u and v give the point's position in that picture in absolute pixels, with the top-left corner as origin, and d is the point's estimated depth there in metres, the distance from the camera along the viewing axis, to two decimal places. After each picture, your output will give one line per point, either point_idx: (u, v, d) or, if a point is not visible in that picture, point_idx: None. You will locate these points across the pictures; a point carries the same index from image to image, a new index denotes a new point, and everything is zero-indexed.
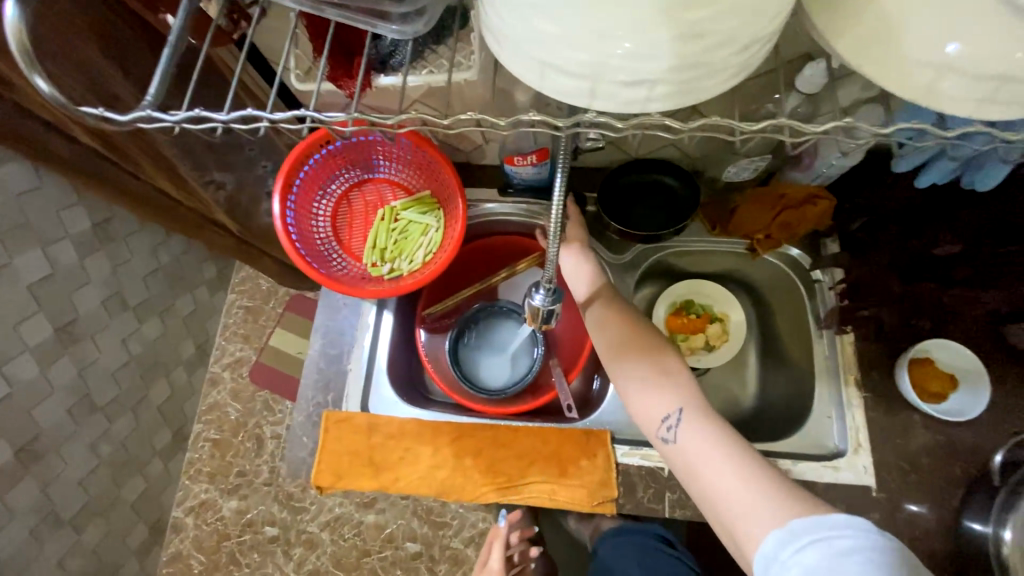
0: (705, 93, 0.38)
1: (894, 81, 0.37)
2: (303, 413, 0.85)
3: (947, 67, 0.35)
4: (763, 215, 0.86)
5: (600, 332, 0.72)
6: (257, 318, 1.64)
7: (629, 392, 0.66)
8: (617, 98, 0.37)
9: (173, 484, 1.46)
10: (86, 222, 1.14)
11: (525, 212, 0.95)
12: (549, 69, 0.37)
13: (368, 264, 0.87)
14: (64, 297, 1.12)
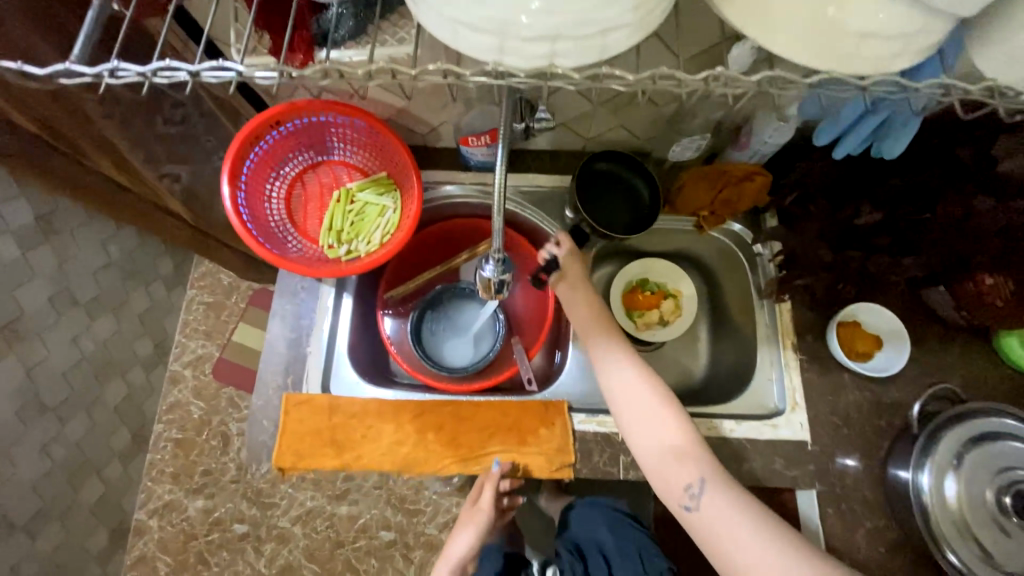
0: (614, 52, 0.41)
1: (783, 38, 0.41)
2: (262, 397, 0.85)
3: (825, 25, 0.40)
4: (706, 192, 0.91)
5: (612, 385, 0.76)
6: (219, 313, 1.61)
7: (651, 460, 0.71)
8: (523, 55, 0.41)
9: (134, 487, 1.42)
10: (28, 215, 1.09)
11: (482, 193, 0.96)
12: (460, 27, 0.40)
13: (324, 246, 0.87)
14: (6, 292, 1.06)
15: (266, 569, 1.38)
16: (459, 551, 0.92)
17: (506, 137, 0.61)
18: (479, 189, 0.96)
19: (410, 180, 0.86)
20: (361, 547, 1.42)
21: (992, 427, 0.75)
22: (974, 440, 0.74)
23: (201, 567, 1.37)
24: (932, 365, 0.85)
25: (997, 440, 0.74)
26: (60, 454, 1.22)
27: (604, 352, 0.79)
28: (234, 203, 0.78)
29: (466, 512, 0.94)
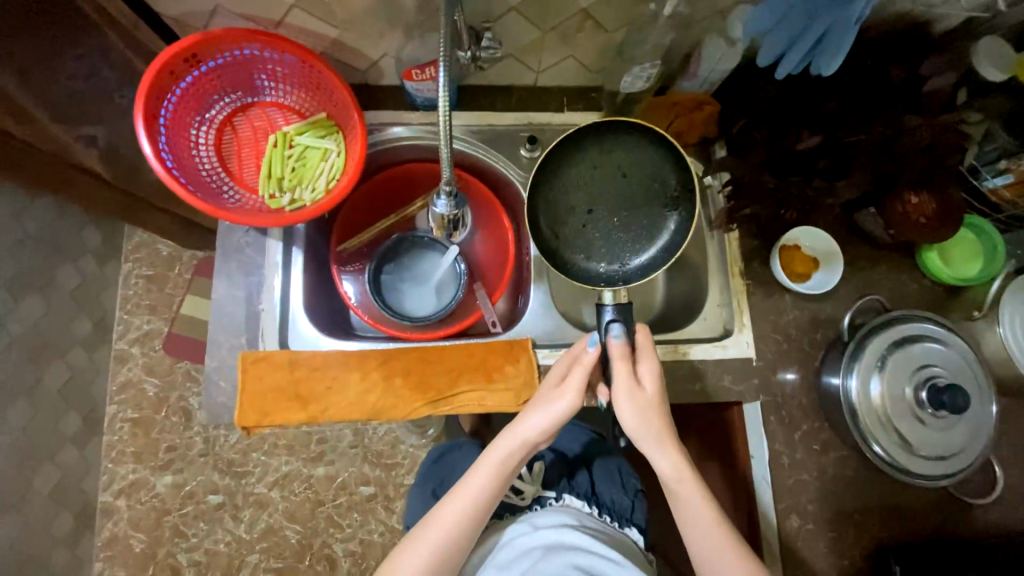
0: None
1: None
2: (216, 357, 0.82)
3: None
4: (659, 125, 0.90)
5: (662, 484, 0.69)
6: (162, 286, 1.52)
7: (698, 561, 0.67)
8: None
9: (95, 470, 1.40)
10: None
11: (433, 133, 0.92)
12: None
13: (265, 195, 0.82)
14: None
15: (246, 532, 1.43)
16: (531, 431, 0.71)
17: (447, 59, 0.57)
18: (428, 130, 0.92)
19: (352, 119, 0.80)
20: (342, 504, 1.45)
21: (912, 331, 0.83)
22: (896, 343, 0.82)
23: (178, 538, 1.41)
24: (863, 281, 0.92)
25: (916, 342, 0.82)
26: (6, 440, 1.15)
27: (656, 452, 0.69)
28: (154, 149, 0.71)
29: (549, 390, 0.74)
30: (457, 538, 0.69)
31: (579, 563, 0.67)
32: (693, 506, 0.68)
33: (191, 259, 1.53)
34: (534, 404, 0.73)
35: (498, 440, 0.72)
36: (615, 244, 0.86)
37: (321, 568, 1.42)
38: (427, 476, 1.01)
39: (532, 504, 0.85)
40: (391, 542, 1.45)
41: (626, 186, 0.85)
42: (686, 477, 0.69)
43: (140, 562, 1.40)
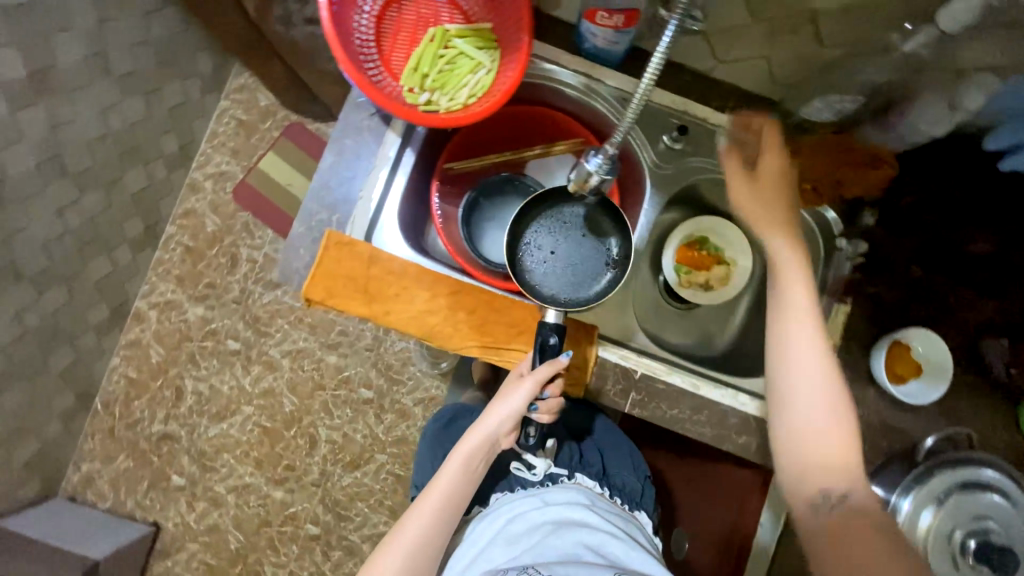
0: None
1: None
2: (304, 225, 0.84)
3: None
4: (824, 165, 0.79)
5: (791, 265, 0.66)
6: (249, 134, 1.56)
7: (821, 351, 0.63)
8: None
9: (139, 276, 1.51)
10: None
11: (583, 87, 0.86)
12: None
13: (406, 86, 0.79)
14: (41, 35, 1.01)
15: (248, 385, 1.52)
16: (497, 419, 0.75)
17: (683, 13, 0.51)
18: (581, 79, 0.86)
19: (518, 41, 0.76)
20: (340, 395, 1.52)
21: (983, 477, 0.76)
22: (965, 485, 0.76)
23: (190, 364, 1.52)
24: (954, 408, 0.85)
25: (987, 491, 0.76)
26: (74, 222, 1.23)
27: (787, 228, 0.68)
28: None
29: (514, 382, 0.77)
30: (441, 516, 0.73)
31: (589, 542, 0.71)
32: (821, 419, 0.61)
33: (285, 119, 1.56)
34: (501, 394, 0.77)
35: (472, 431, 0.76)
36: (560, 283, 0.82)
37: (302, 443, 1.51)
38: (434, 440, 1.01)
39: (545, 479, 0.85)
40: (370, 448, 1.51)
41: (582, 236, 0.83)
42: (825, 391, 0.62)
43: (151, 372, 1.51)
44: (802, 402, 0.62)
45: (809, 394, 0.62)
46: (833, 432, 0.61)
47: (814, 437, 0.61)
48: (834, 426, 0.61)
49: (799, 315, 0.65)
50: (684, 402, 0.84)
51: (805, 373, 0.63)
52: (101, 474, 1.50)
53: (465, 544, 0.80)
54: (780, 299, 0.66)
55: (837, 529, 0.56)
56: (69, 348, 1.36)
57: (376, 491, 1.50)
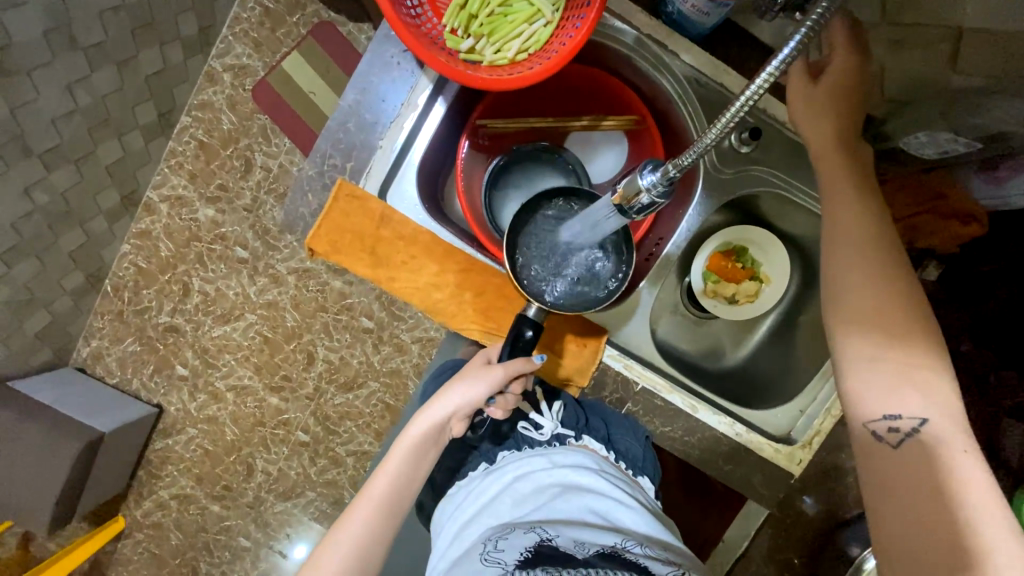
0: None
1: None
2: (315, 168, 0.78)
3: None
4: (910, 204, 0.79)
5: (867, 284, 0.59)
6: (275, 26, 1.44)
7: (900, 354, 0.57)
8: None
9: (152, 165, 1.45)
10: None
11: (653, 61, 0.75)
12: None
13: (447, 28, 0.68)
14: None
15: (253, 295, 1.52)
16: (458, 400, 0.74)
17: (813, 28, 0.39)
18: (655, 50, 0.74)
19: None
20: (340, 319, 1.51)
21: None
22: None
23: (198, 264, 1.51)
24: None
25: None
26: (85, 100, 1.16)
27: (853, 225, 0.61)
28: None
29: (478, 367, 0.74)
30: (398, 489, 0.73)
31: (596, 508, 0.69)
32: (915, 391, 0.56)
33: (315, 15, 1.43)
34: (460, 376, 0.75)
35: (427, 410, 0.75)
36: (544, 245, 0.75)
37: (300, 358, 1.54)
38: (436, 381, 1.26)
39: (551, 440, 0.81)
40: (364, 373, 1.54)
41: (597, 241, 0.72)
42: (923, 361, 0.57)
43: (160, 265, 1.51)
44: (880, 387, 0.57)
45: (902, 365, 0.57)
46: (932, 403, 0.55)
47: (905, 415, 0.56)
48: (939, 400, 0.55)
49: (867, 337, 0.58)
50: (678, 421, 0.85)
51: (894, 348, 0.57)
52: (109, 352, 1.55)
53: (468, 494, 0.78)
54: (870, 239, 0.60)
55: (952, 532, 0.50)
56: (80, 230, 1.34)
57: (365, 413, 1.55)
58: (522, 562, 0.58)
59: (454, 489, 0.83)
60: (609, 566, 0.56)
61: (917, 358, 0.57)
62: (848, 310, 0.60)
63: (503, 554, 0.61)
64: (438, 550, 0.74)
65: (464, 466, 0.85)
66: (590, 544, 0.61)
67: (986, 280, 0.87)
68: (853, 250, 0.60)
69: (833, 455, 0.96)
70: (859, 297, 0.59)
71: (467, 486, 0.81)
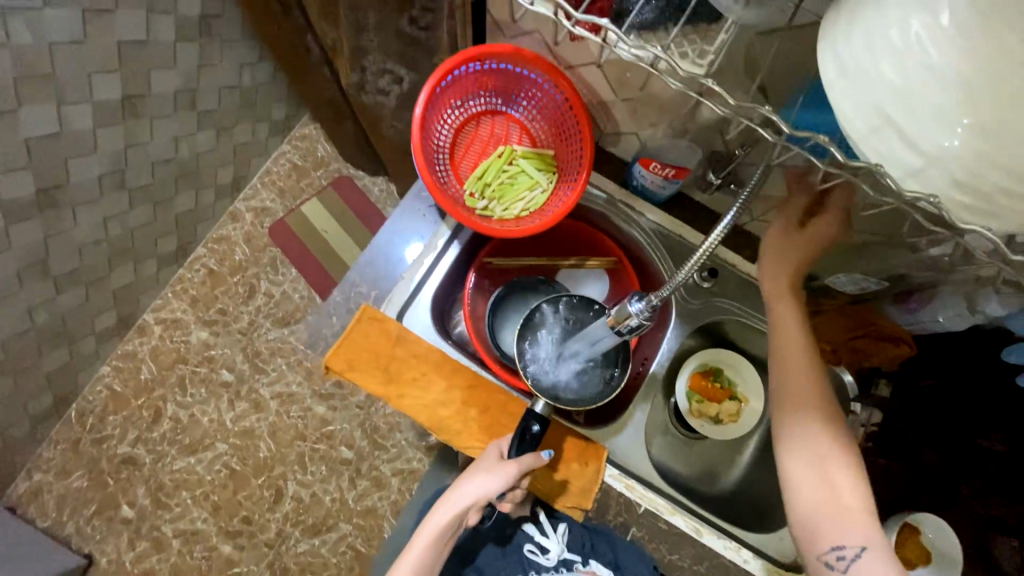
0: (911, 85, 0.38)
1: (924, 138, 0.38)
2: (343, 294, 0.91)
3: (959, 148, 0.37)
4: (845, 330, 0.93)
5: (798, 424, 0.72)
6: (299, 178, 1.68)
7: (831, 490, 0.69)
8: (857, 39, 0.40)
9: (156, 290, 1.53)
10: (196, 9, 1.17)
11: (626, 217, 0.95)
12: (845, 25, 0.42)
13: (467, 191, 0.87)
14: (143, 67, 1.12)
15: (228, 420, 1.47)
16: (464, 499, 0.75)
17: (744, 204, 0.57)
18: (627, 210, 0.94)
19: (576, 171, 0.84)
20: (318, 449, 1.45)
21: None
22: None
23: (177, 388, 1.48)
24: None
25: None
26: (115, 231, 1.28)
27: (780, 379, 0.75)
28: (421, 113, 0.78)
29: (487, 462, 0.76)
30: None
31: None
32: (851, 524, 0.67)
33: (336, 171, 1.69)
34: (469, 470, 0.77)
35: (437, 509, 0.77)
36: (548, 356, 0.82)
37: (266, 495, 1.42)
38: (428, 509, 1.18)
39: (558, 565, 0.89)
40: (335, 514, 1.41)
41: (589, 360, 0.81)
42: (855, 503, 0.68)
43: (136, 388, 1.47)
44: (824, 520, 0.68)
45: (840, 501, 0.68)
46: (865, 534, 0.66)
47: (848, 545, 0.66)
48: (875, 534, 0.66)
49: (805, 473, 0.70)
50: (684, 548, 0.83)
51: (831, 483, 0.69)
52: (49, 488, 1.40)
53: None
54: (801, 384, 0.74)
55: None
56: (66, 350, 1.34)
57: (330, 564, 1.39)
58: None
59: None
60: None
61: (849, 495, 0.68)
62: (789, 448, 0.72)
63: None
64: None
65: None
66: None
67: (933, 397, 0.94)
68: (790, 399, 0.73)
69: None
70: (799, 436, 0.72)
71: None
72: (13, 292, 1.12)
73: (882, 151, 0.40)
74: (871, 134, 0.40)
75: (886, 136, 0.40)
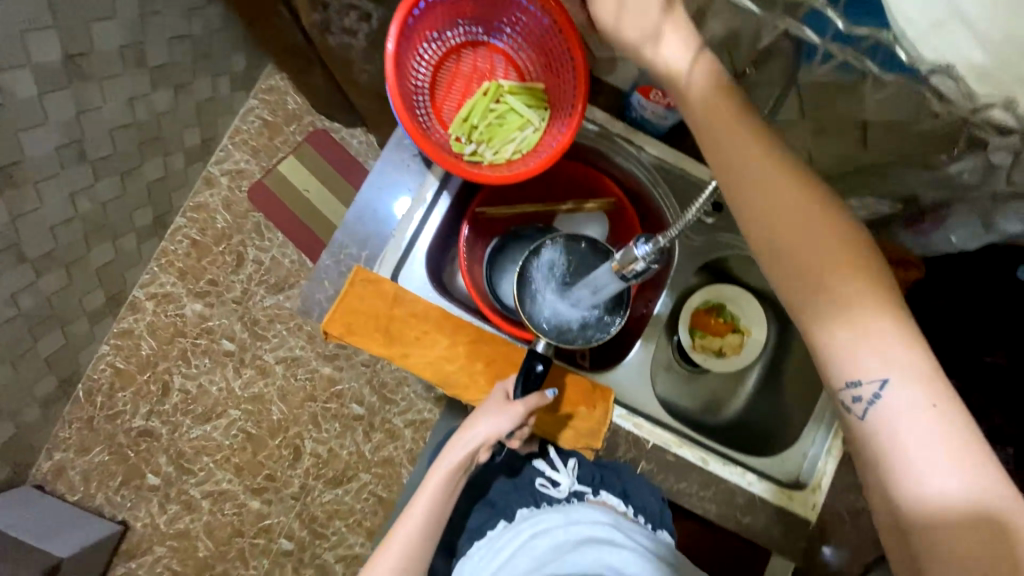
0: None
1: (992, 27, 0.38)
2: (332, 257, 0.85)
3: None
4: None
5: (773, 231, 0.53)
6: (272, 136, 1.57)
7: (843, 324, 0.49)
8: None
9: (142, 265, 1.47)
10: None
11: (625, 152, 0.89)
12: None
13: (453, 136, 0.80)
14: (80, 21, 1.00)
15: (237, 389, 1.48)
16: (476, 438, 0.75)
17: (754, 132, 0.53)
18: (626, 145, 0.88)
19: (570, 104, 0.77)
20: (330, 408, 1.48)
21: None
22: None
23: (181, 361, 1.48)
24: None
25: None
26: (84, 208, 1.20)
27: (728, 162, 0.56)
28: (394, 49, 0.70)
29: (495, 403, 0.76)
30: (423, 535, 0.73)
31: (611, 563, 0.68)
32: (869, 346, 0.48)
33: (310, 125, 1.58)
34: (478, 412, 0.77)
35: (446, 451, 0.76)
36: (547, 303, 0.80)
37: (285, 454, 1.46)
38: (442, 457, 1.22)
39: (569, 497, 0.83)
40: (354, 466, 1.47)
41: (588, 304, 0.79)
42: (871, 327, 0.49)
43: (140, 365, 1.47)
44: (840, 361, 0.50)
45: (852, 334, 0.49)
46: (894, 365, 0.48)
47: (866, 379, 0.48)
48: (905, 358, 0.48)
49: (814, 306, 0.51)
50: (692, 476, 0.86)
51: (843, 302, 0.50)
52: (72, 465, 1.43)
53: (484, 553, 0.76)
54: (776, 184, 0.53)
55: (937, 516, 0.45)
56: (60, 334, 1.30)
57: (355, 511, 1.45)
58: None
59: (472, 547, 0.79)
60: None
61: (857, 311, 0.49)
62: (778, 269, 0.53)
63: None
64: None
65: (481, 524, 0.81)
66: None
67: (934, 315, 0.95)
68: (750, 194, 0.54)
69: None
70: (784, 250, 0.53)
71: (484, 543, 0.78)
72: None
73: (945, 45, 0.40)
74: (937, 28, 0.40)
75: (951, 30, 0.40)
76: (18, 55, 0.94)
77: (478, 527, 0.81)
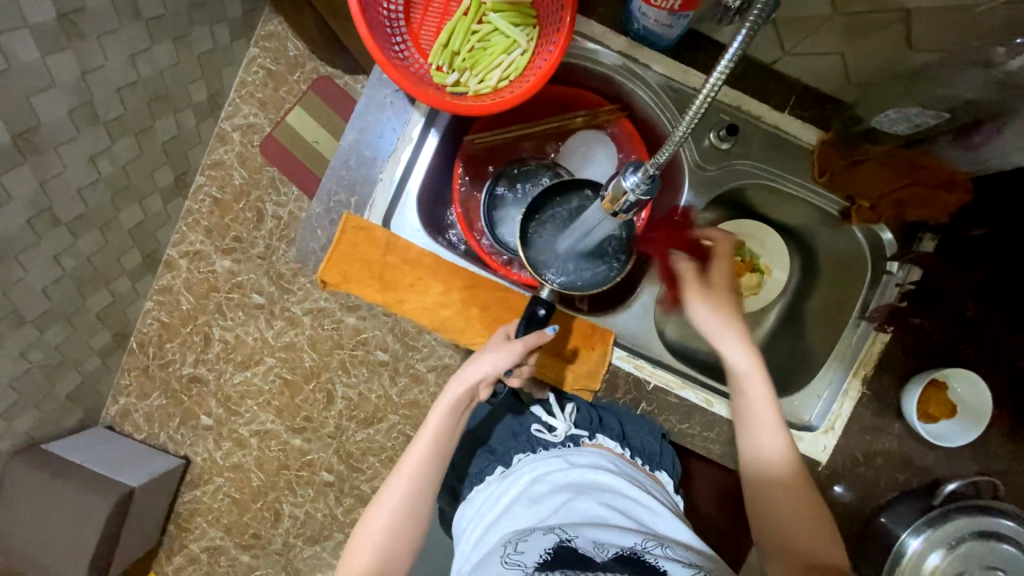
0: None
1: None
2: (322, 205, 0.84)
3: None
4: (885, 182, 0.83)
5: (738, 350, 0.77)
6: (277, 86, 1.49)
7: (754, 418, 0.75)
8: None
9: (171, 225, 1.42)
10: None
11: (627, 72, 0.82)
12: None
13: (433, 65, 0.74)
14: None
15: (270, 340, 1.40)
16: (477, 376, 0.76)
17: (752, 26, 0.47)
18: (626, 63, 0.81)
19: (558, 19, 0.69)
20: (356, 355, 1.37)
21: (994, 526, 0.81)
22: (980, 532, 0.81)
23: (216, 315, 1.42)
24: (973, 448, 0.88)
25: (1002, 541, 0.81)
26: (107, 169, 1.16)
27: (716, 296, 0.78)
28: None
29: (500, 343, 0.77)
30: (432, 459, 0.75)
31: (615, 507, 0.69)
32: (765, 440, 0.75)
33: (314, 71, 1.49)
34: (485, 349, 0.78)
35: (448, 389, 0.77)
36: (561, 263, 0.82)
37: (319, 398, 1.39)
38: None
39: (565, 441, 0.82)
40: (383, 408, 1.38)
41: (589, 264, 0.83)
42: (768, 426, 0.75)
43: (182, 317, 1.43)
44: (753, 441, 0.75)
45: (757, 428, 0.75)
46: (774, 452, 0.74)
47: (758, 452, 0.75)
48: (781, 453, 0.74)
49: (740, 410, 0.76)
50: (695, 418, 0.90)
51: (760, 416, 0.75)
52: (136, 408, 1.43)
53: (487, 498, 0.77)
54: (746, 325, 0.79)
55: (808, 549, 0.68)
56: (105, 292, 1.29)
57: (388, 448, 1.38)
58: (542, 565, 0.60)
59: (473, 492, 0.81)
60: (627, 571, 0.58)
61: (762, 414, 0.75)
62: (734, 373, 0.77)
63: (522, 556, 0.62)
64: (461, 554, 0.73)
65: (481, 470, 0.82)
66: (610, 546, 0.62)
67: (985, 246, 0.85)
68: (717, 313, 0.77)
69: (905, 456, 0.89)
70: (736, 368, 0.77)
71: (486, 489, 0.79)
72: (31, 245, 1.06)
73: None
74: None
75: None
76: (14, 17, 0.87)
77: (478, 472, 0.83)
